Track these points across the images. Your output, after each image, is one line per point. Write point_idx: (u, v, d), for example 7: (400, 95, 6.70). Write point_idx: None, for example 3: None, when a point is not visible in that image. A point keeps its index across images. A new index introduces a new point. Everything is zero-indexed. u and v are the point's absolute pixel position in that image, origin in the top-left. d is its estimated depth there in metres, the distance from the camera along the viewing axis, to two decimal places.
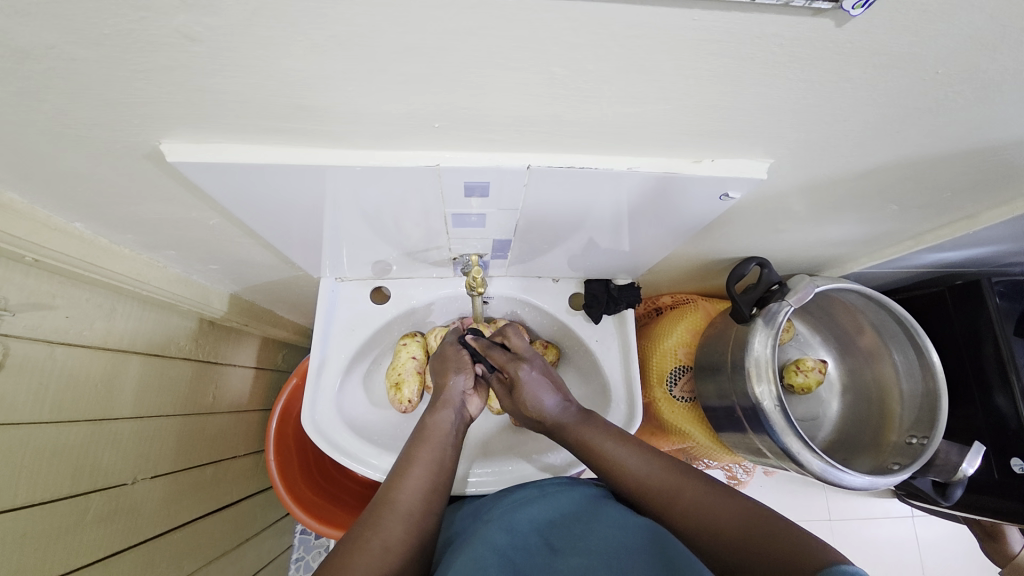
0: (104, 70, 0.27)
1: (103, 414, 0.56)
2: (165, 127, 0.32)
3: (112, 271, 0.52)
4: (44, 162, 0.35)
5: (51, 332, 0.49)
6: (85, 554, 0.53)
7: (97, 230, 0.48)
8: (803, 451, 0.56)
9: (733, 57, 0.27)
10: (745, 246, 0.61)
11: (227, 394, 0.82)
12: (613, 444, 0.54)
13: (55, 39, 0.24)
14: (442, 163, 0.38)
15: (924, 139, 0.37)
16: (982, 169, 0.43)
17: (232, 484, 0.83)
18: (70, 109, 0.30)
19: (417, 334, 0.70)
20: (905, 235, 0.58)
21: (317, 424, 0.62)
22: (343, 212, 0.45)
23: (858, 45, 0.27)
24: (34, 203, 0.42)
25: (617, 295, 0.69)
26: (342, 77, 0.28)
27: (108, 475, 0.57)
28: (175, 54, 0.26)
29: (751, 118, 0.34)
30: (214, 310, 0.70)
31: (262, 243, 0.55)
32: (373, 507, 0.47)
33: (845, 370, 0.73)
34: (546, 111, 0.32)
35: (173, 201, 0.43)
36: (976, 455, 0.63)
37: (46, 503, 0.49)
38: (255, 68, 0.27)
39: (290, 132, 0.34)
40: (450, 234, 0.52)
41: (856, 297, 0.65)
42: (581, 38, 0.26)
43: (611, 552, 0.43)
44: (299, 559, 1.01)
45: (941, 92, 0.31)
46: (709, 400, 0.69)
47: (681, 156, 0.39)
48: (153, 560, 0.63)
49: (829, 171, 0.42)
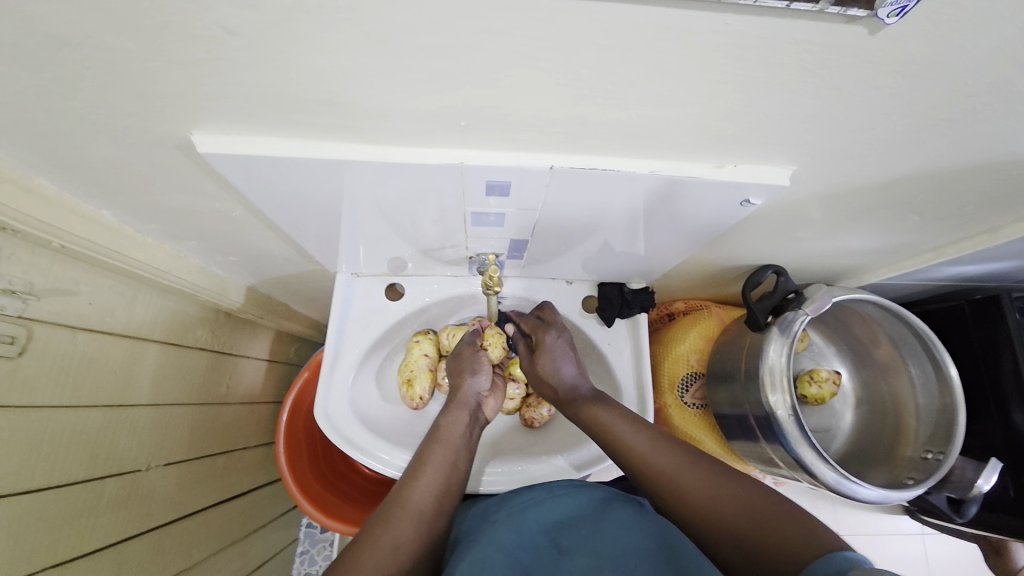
0: (141, 61, 0.27)
1: (120, 401, 0.57)
2: (196, 119, 0.33)
3: (134, 259, 0.53)
4: (77, 150, 0.36)
5: (73, 317, 0.50)
6: (97, 538, 0.54)
7: (122, 218, 0.49)
8: (817, 462, 0.55)
9: (761, 63, 0.27)
10: (762, 253, 0.61)
11: (239, 385, 0.83)
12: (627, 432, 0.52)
13: (96, 29, 0.25)
14: (465, 161, 0.38)
15: (951, 150, 0.37)
16: (1008, 183, 0.42)
17: (242, 475, 0.84)
18: (105, 98, 0.30)
19: (430, 332, 0.70)
20: (925, 246, 0.58)
21: (330, 418, 0.63)
22: (363, 207, 0.46)
23: (888, 53, 0.27)
24: (64, 190, 0.42)
25: (631, 299, 0.69)
26: (372, 74, 0.28)
27: (122, 461, 0.58)
28: (210, 47, 0.26)
29: (777, 124, 0.33)
30: (231, 301, 0.71)
31: (281, 236, 0.55)
32: (385, 505, 0.48)
33: (859, 382, 0.72)
34: (571, 112, 0.32)
35: (199, 192, 0.44)
36: (993, 472, 0.62)
37: (62, 486, 0.50)
38: (287, 63, 0.27)
39: (317, 127, 0.34)
40: (468, 233, 0.52)
41: (873, 308, 0.64)
42: (610, 40, 0.26)
43: (621, 559, 0.43)
44: (304, 552, 1.01)
45: (972, 103, 0.31)
46: (721, 407, 0.68)
47: (704, 161, 0.39)
48: (163, 547, 0.63)
49: (851, 180, 0.42)
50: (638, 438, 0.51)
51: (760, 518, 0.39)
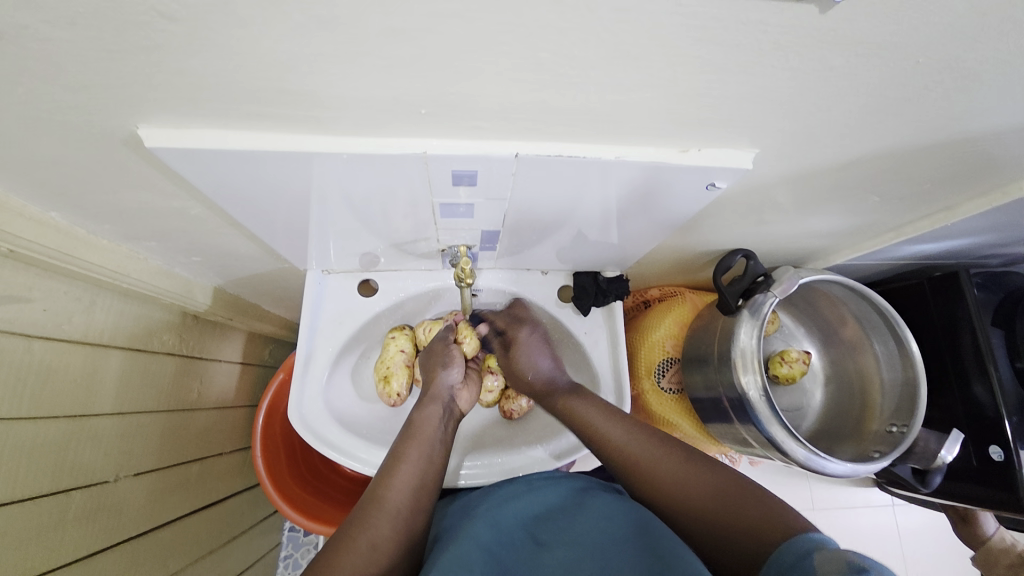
0: (80, 51, 0.26)
1: (84, 410, 0.55)
2: (143, 112, 0.32)
3: (89, 262, 0.50)
4: (17, 148, 0.34)
5: (28, 326, 0.48)
6: (67, 552, 0.52)
7: (73, 220, 0.47)
8: (787, 439, 0.57)
9: (719, 44, 0.27)
10: (732, 238, 0.62)
11: (212, 390, 0.80)
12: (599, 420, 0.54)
13: (27, 17, 0.23)
14: (428, 151, 0.37)
15: (905, 130, 0.38)
16: (961, 161, 0.44)
17: (218, 481, 0.82)
18: (43, 91, 0.29)
19: (406, 328, 0.70)
20: (886, 226, 0.60)
21: (305, 420, 0.61)
22: (331, 202, 0.45)
23: (841, 32, 0.27)
24: (7, 191, 0.40)
25: (606, 287, 0.70)
26: (327, 60, 0.27)
27: (89, 472, 0.56)
28: (151, 33, 0.25)
29: (739, 107, 0.34)
30: (198, 303, 0.69)
31: (245, 233, 0.54)
32: (361, 505, 0.47)
33: (828, 361, 0.74)
34: (533, 97, 0.32)
35: (153, 189, 0.42)
36: (954, 444, 0.65)
37: (26, 501, 0.48)
38: (237, 49, 0.26)
39: (274, 118, 0.33)
40: (438, 225, 0.52)
41: (838, 288, 0.66)
42: (568, 22, 0.25)
43: (598, 548, 0.43)
44: (288, 556, 1.00)
45: (922, 82, 0.32)
46: (697, 391, 0.69)
47: (668, 146, 0.40)
48: (136, 559, 0.62)
49: (812, 163, 0.43)
50: (612, 427, 0.53)
51: (731, 503, 0.41)
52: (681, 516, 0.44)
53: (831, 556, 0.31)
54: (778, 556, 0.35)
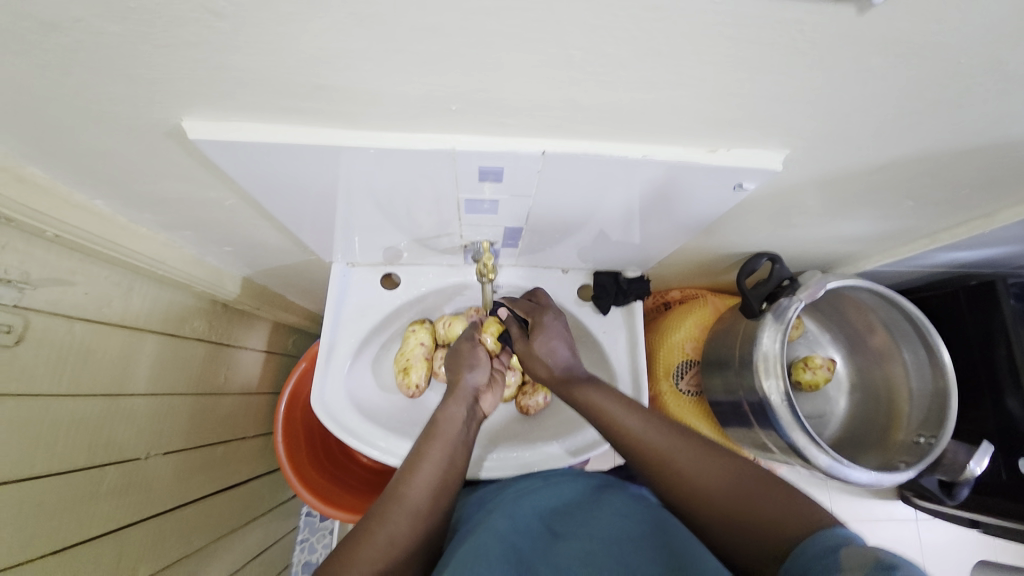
0: (131, 45, 0.27)
1: (119, 391, 0.57)
2: (186, 105, 0.33)
3: (128, 249, 0.52)
4: (65, 136, 0.36)
5: (70, 308, 0.50)
6: (99, 525, 0.54)
7: (115, 208, 0.49)
8: (809, 446, 0.56)
9: (752, 43, 0.27)
10: (757, 240, 0.61)
11: (238, 376, 0.83)
12: (617, 409, 0.51)
13: (82, 11, 0.25)
14: (457, 147, 0.38)
15: (944, 134, 0.37)
16: (1006, 165, 0.42)
17: (240, 464, 0.84)
18: (93, 84, 0.30)
19: (426, 321, 0.71)
20: (920, 232, 0.58)
21: (327, 407, 0.63)
22: (358, 196, 0.46)
23: (879, 32, 0.27)
24: (56, 179, 0.42)
25: (626, 287, 0.70)
26: (364, 58, 0.28)
27: (121, 450, 0.58)
28: (196, 29, 0.26)
29: (768, 107, 0.33)
30: (227, 292, 0.71)
31: (276, 225, 0.55)
32: (381, 499, 0.48)
33: (854, 369, 0.73)
34: (560, 95, 0.32)
35: (193, 181, 0.44)
36: (984, 456, 0.63)
37: (62, 474, 0.50)
38: (277, 45, 0.27)
39: (308, 112, 0.34)
40: (462, 221, 0.52)
41: (867, 294, 0.64)
42: (601, 20, 0.26)
43: (615, 544, 0.43)
44: (305, 540, 1.03)
45: (966, 83, 0.31)
46: (716, 394, 0.68)
47: (696, 145, 0.39)
48: (164, 533, 0.64)
49: (846, 165, 0.42)
50: (632, 422, 0.50)
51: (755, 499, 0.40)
52: (709, 520, 0.42)
53: (858, 551, 0.31)
54: (801, 550, 0.34)
